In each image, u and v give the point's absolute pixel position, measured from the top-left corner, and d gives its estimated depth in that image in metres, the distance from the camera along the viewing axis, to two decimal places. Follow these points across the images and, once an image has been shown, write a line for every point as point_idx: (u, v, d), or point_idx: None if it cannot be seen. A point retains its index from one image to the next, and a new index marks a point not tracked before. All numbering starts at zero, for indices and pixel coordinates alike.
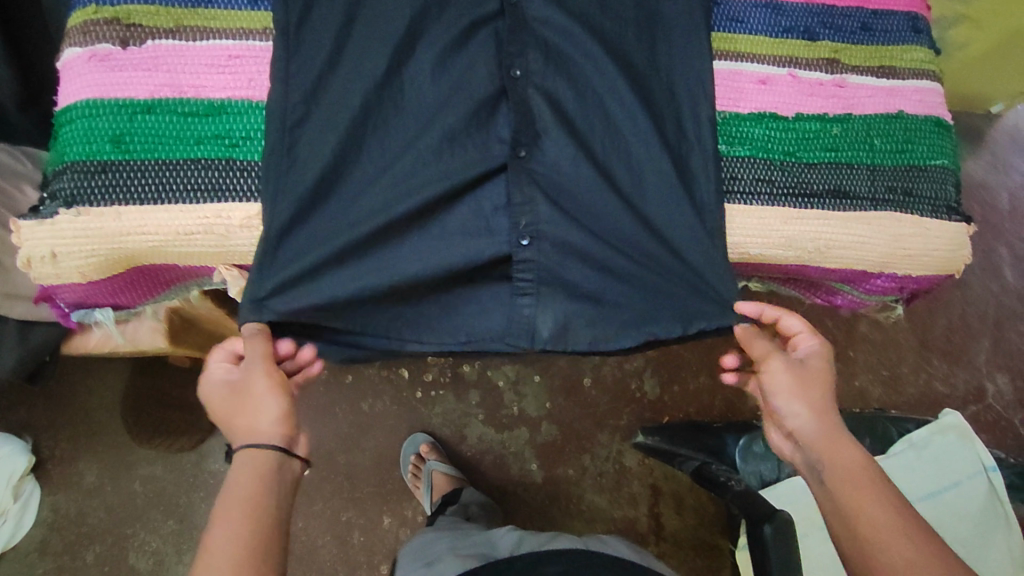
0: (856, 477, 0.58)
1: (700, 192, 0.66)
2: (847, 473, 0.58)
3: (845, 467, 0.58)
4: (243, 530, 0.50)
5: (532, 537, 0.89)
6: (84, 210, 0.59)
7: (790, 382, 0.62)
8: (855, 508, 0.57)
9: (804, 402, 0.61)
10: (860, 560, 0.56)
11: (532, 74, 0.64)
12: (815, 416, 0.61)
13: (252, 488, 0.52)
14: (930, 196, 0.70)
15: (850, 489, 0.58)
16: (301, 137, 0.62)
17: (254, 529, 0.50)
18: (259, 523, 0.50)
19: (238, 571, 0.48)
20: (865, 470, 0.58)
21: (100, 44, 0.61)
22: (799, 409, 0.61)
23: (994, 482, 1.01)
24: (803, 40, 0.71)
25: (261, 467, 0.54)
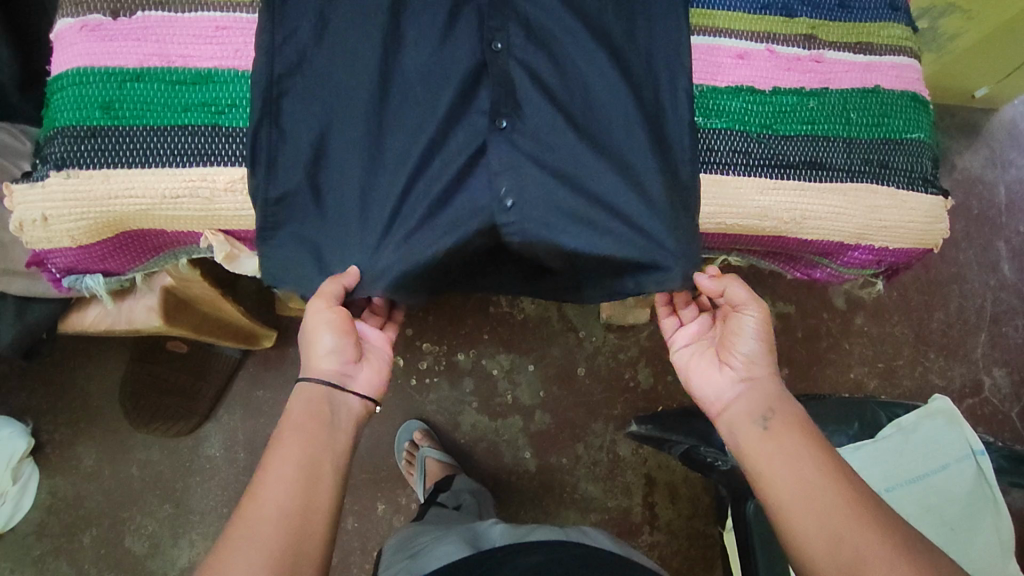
0: (803, 432, 0.64)
1: (676, 165, 0.67)
2: (792, 426, 0.64)
3: (792, 420, 0.65)
4: (303, 447, 0.60)
5: (514, 529, 0.89)
6: (74, 172, 0.62)
7: (761, 328, 0.68)
8: (797, 454, 0.62)
9: (764, 349, 0.68)
10: (788, 491, 0.60)
11: (513, 47, 0.65)
12: (770, 365, 0.69)
13: (308, 423, 0.62)
14: (905, 168, 0.71)
15: (794, 440, 0.63)
16: (285, 105, 0.64)
17: (310, 455, 0.60)
18: (314, 452, 0.60)
19: (301, 473, 0.58)
20: (804, 427, 0.64)
21: (91, 15, 0.63)
22: (758, 352, 0.68)
23: (983, 465, 0.96)
24: (781, 16, 0.72)
25: (320, 402, 0.64)
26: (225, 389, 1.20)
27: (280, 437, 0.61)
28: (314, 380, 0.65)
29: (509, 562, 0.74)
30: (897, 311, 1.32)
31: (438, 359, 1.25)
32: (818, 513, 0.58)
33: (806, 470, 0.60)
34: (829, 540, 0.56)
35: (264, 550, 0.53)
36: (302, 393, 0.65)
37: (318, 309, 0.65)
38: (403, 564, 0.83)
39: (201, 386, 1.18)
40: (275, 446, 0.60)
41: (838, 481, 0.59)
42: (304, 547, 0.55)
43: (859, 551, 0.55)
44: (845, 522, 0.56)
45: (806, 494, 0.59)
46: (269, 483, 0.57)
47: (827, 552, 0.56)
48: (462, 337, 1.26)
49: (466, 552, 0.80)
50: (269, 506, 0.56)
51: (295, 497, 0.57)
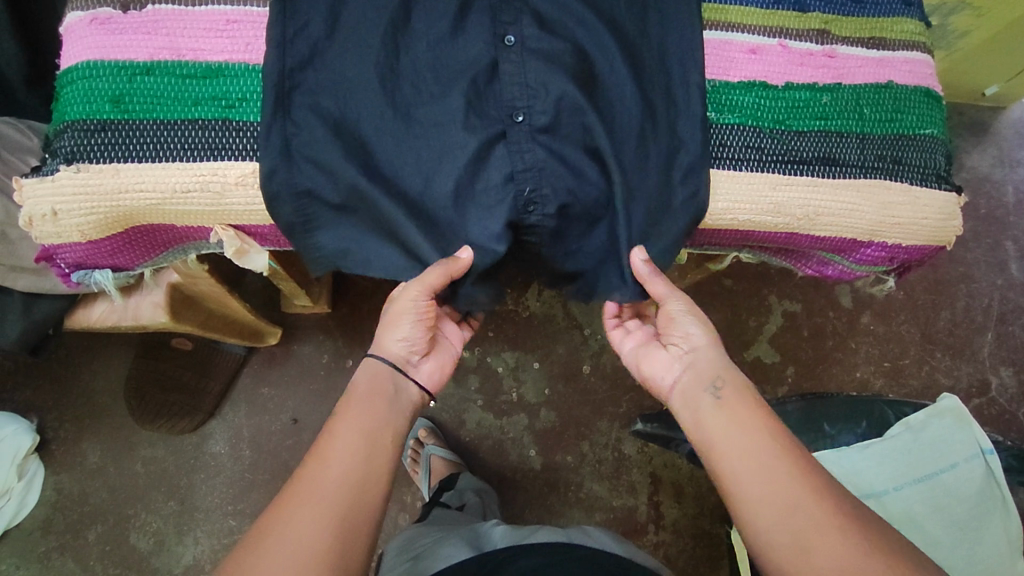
0: (763, 406, 0.64)
1: (688, 161, 0.67)
2: (740, 395, 0.65)
3: (740, 388, 0.66)
4: (363, 421, 0.62)
5: (515, 529, 0.89)
6: (83, 166, 0.62)
7: (688, 310, 0.72)
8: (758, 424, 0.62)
9: (702, 325, 0.71)
10: (746, 457, 0.60)
11: (525, 40, 0.64)
12: (711, 339, 0.71)
13: (373, 397, 0.65)
14: (918, 164, 0.71)
15: (744, 409, 0.64)
16: (296, 98, 0.63)
17: (372, 431, 0.62)
18: (376, 429, 0.62)
19: (363, 445, 0.60)
20: (752, 396, 0.65)
21: (101, 8, 0.63)
22: (695, 327, 0.71)
23: (992, 464, 0.96)
24: (793, 11, 0.72)
25: (383, 381, 0.68)
26: (230, 386, 1.20)
27: (346, 411, 0.63)
28: (383, 359, 0.69)
29: (511, 564, 0.73)
30: (903, 310, 1.32)
31: None
32: (770, 481, 0.58)
33: (758, 438, 0.61)
34: (781, 507, 0.56)
35: (325, 514, 0.55)
36: (369, 367, 0.69)
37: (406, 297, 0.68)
38: (405, 567, 0.82)
39: (206, 383, 1.17)
40: (340, 418, 0.63)
41: (789, 450, 0.60)
42: (362, 518, 0.56)
43: (809, 516, 0.55)
44: (795, 490, 0.57)
45: (757, 460, 0.59)
46: (332, 451, 0.59)
47: (778, 519, 0.56)
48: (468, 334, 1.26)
49: (469, 555, 0.79)
50: (332, 473, 0.57)
51: (358, 467, 0.59)
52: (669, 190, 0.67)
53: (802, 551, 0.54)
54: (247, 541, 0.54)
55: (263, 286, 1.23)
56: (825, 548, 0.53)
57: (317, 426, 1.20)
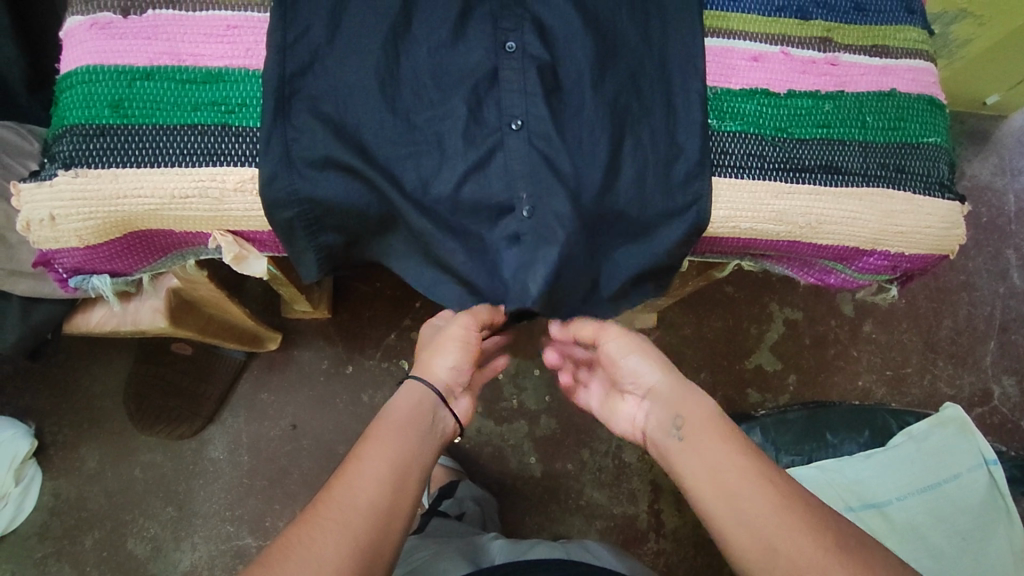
0: (727, 435, 0.61)
1: (689, 167, 0.66)
2: (704, 426, 0.62)
3: (702, 420, 0.63)
4: (396, 448, 0.61)
5: (514, 544, 0.88)
6: (82, 171, 0.61)
7: (624, 345, 0.69)
8: (724, 457, 0.59)
9: (642, 360, 0.68)
10: (720, 497, 0.57)
11: (526, 46, 0.64)
12: (659, 370, 0.68)
13: (410, 424, 0.64)
14: (921, 173, 0.70)
15: (709, 445, 0.60)
16: (297, 103, 0.63)
17: (403, 455, 0.61)
18: (407, 453, 0.61)
19: (395, 471, 0.59)
20: (718, 422, 0.62)
21: (102, 13, 0.63)
22: (651, 367, 0.68)
23: (995, 475, 0.95)
24: (796, 18, 0.71)
25: (426, 408, 0.66)
26: (229, 391, 1.20)
27: (374, 433, 0.62)
28: (431, 390, 0.67)
29: None
30: (905, 318, 1.31)
31: None
32: (743, 522, 0.55)
33: (727, 476, 0.58)
34: (759, 546, 0.54)
35: (350, 534, 0.54)
36: (409, 392, 0.67)
37: (455, 332, 0.69)
38: None
39: (205, 388, 1.17)
40: (368, 439, 0.62)
41: (760, 482, 0.57)
42: (385, 544, 0.56)
43: (787, 554, 0.53)
44: (773, 529, 0.54)
45: (729, 501, 0.57)
46: (361, 471, 0.58)
47: (759, 561, 0.54)
48: None
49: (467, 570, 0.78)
50: (361, 495, 0.56)
51: (386, 491, 0.58)
52: (669, 197, 0.66)
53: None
54: (268, 554, 0.53)
55: (263, 291, 1.23)
56: None
57: (316, 432, 1.20)
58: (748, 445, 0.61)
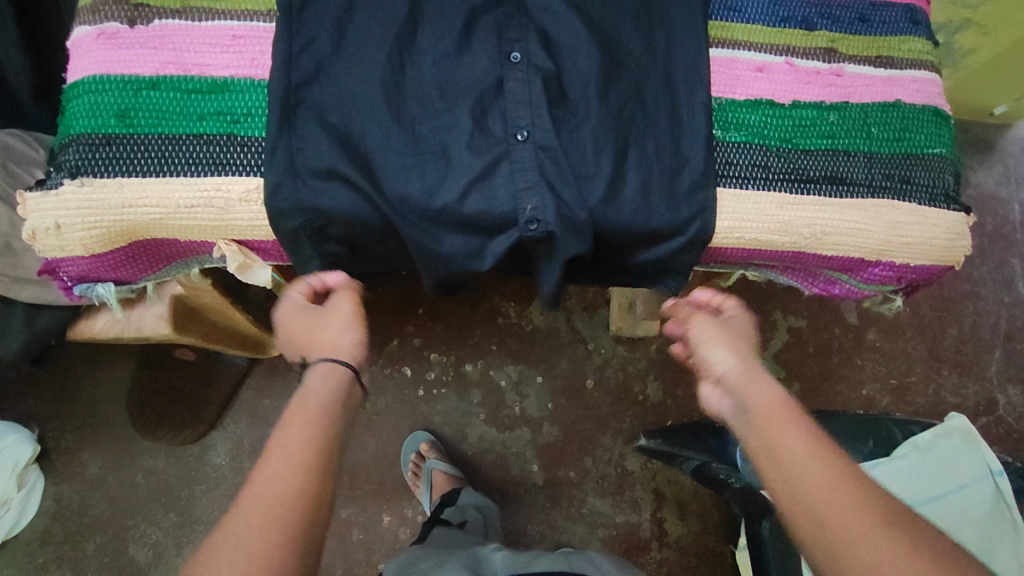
0: (784, 413, 0.59)
1: (695, 178, 0.66)
2: (772, 411, 0.59)
3: (771, 406, 0.59)
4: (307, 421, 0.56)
5: (517, 557, 0.87)
6: (88, 180, 0.62)
7: (712, 331, 0.66)
8: (778, 435, 0.57)
9: (729, 350, 0.65)
10: (773, 474, 0.56)
11: (531, 57, 0.64)
12: (743, 359, 0.64)
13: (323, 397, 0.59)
14: (927, 184, 0.70)
15: (774, 425, 0.58)
16: (302, 113, 0.63)
17: (327, 438, 0.56)
18: (328, 434, 0.56)
19: (309, 440, 0.54)
20: (785, 407, 0.59)
21: (108, 23, 0.63)
22: (729, 356, 0.64)
23: (1001, 487, 0.93)
24: (800, 29, 0.71)
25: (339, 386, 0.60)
26: (232, 397, 1.20)
27: (292, 417, 0.56)
28: (341, 363, 0.62)
29: None
30: (909, 327, 1.31)
31: (446, 369, 1.23)
32: (797, 497, 0.53)
33: (786, 453, 0.56)
34: (808, 519, 0.52)
35: (280, 526, 0.49)
36: (324, 374, 0.60)
37: (341, 301, 0.66)
38: None
39: (208, 394, 1.17)
40: (286, 424, 0.55)
41: (817, 457, 0.55)
42: (312, 535, 0.51)
43: (835, 526, 0.51)
44: (824, 503, 0.52)
45: (784, 475, 0.55)
46: (282, 459, 0.52)
47: (812, 536, 0.52)
48: (471, 348, 1.24)
49: None
50: (284, 485, 0.51)
51: (310, 477, 0.52)
52: (674, 207, 0.66)
53: (832, 563, 0.50)
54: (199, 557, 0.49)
55: None
56: (862, 559, 0.49)
57: None
58: (810, 426, 0.58)
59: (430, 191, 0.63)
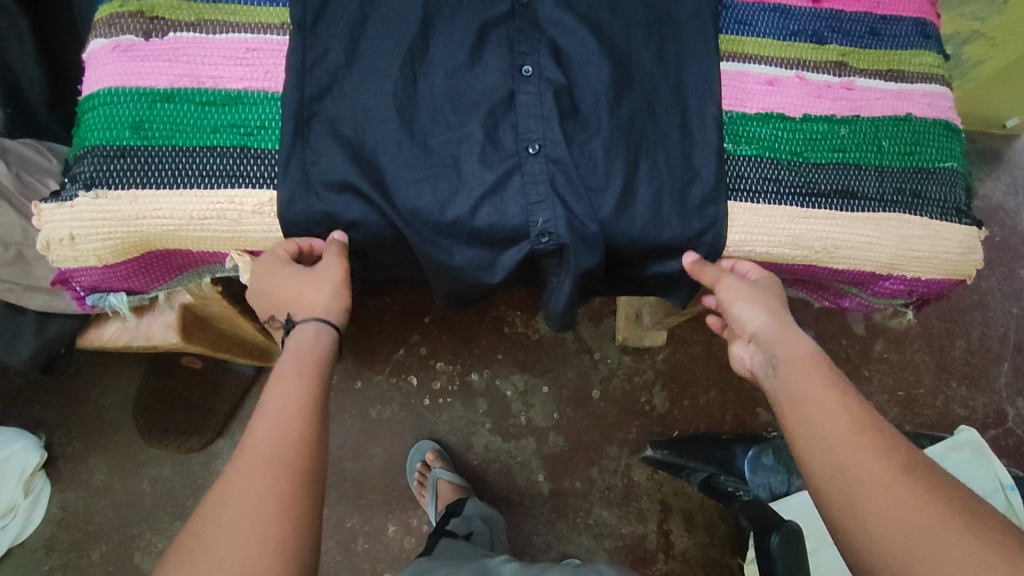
0: (813, 368, 0.58)
1: (706, 193, 0.66)
2: (803, 366, 0.58)
3: (802, 362, 0.59)
4: (291, 378, 0.55)
5: (527, 570, 0.87)
6: (102, 193, 0.62)
7: (743, 294, 0.63)
8: (806, 391, 0.57)
9: (760, 308, 0.63)
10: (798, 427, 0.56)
11: (542, 70, 0.64)
12: (774, 318, 0.62)
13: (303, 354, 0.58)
14: (938, 198, 0.70)
15: (804, 378, 0.57)
16: (314, 126, 0.64)
17: (314, 391, 0.55)
18: (319, 389, 0.55)
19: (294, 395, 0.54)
20: (817, 361, 0.58)
21: (124, 36, 0.63)
22: (761, 317, 0.62)
23: (1013, 501, 0.94)
24: (811, 43, 0.71)
25: (327, 345, 0.60)
26: (238, 405, 1.20)
27: (284, 372, 0.56)
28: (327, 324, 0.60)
29: None
30: (918, 339, 1.30)
31: (451, 378, 1.23)
32: (823, 445, 0.53)
33: (813, 406, 0.55)
34: (830, 470, 0.52)
35: (282, 477, 0.49)
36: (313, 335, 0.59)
37: (330, 266, 0.61)
38: None
39: (215, 403, 1.18)
40: (278, 380, 0.55)
41: (843, 411, 0.54)
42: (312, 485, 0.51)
43: (856, 475, 0.51)
44: (848, 453, 0.52)
45: (808, 426, 0.55)
46: (270, 417, 0.52)
47: (833, 486, 0.52)
48: (477, 357, 1.24)
49: None
50: (281, 438, 0.51)
51: (305, 430, 0.52)
52: (685, 220, 0.66)
53: (858, 521, 0.50)
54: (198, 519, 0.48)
55: None
56: (884, 508, 0.49)
57: None
58: (841, 378, 0.58)
59: (441, 205, 0.63)
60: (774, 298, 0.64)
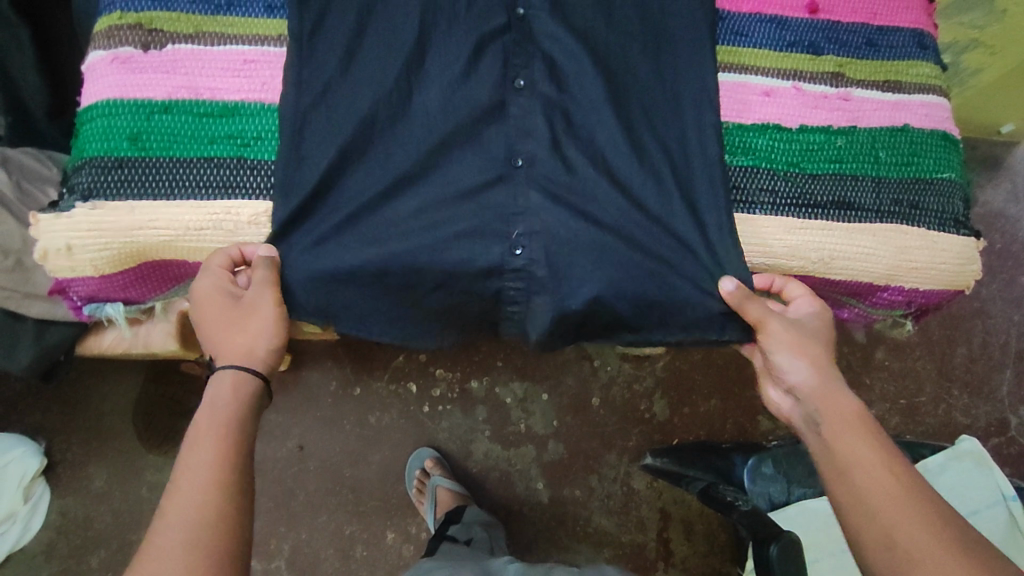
0: (853, 425, 0.61)
1: (702, 204, 0.66)
2: (849, 424, 0.61)
3: (849, 421, 0.62)
4: (217, 433, 0.57)
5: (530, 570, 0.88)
6: (100, 204, 0.62)
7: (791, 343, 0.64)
8: (848, 452, 0.60)
9: (807, 359, 0.64)
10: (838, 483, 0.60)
11: (535, 85, 0.65)
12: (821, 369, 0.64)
13: (224, 405, 0.59)
14: (936, 209, 0.70)
15: (845, 436, 0.61)
16: (309, 137, 0.64)
17: (237, 444, 0.58)
18: (237, 450, 0.57)
19: (220, 447, 0.56)
20: (861, 419, 0.62)
21: (123, 48, 0.64)
22: (805, 368, 0.64)
23: (1015, 512, 0.93)
24: (808, 54, 0.71)
25: (249, 389, 0.61)
26: None
27: (197, 437, 0.57)
28: (250, 368, 0.62)
29: None
30: (919, 347, 1.29)
31: (451, 386, 1.23)
32: (865, 505, 0.57)
33: (857, 465, 0.59)
34: (875, 532, 0.56)
35: (210, 539, 0.52)
36: (233, 379, 0.61)
37: (262, 302, 0.62)
38: None
39: None
40: (192, 445, 0.56)
41: (886, 473, 0.58)
42: (237, 538, 0.54)
43: (902, 542, 0.54)
44: (891, 516, 0.56)
45: (851, 488, 0.59)
46: (191, 476, 0.54)
47: (876, 546, 0.56)
48: (476, 364, 1.24)
49: None
50: (200, 509, 0.53)
51: (224, 495, 0.54)
52: (684, 231, 0.65)
53: None
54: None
55: None
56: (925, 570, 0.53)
57: (322, 454, 1.19)
58: (881, 436, 0.61)
59: (436, 215, 0.63)
60: (820, 342, 0.66)
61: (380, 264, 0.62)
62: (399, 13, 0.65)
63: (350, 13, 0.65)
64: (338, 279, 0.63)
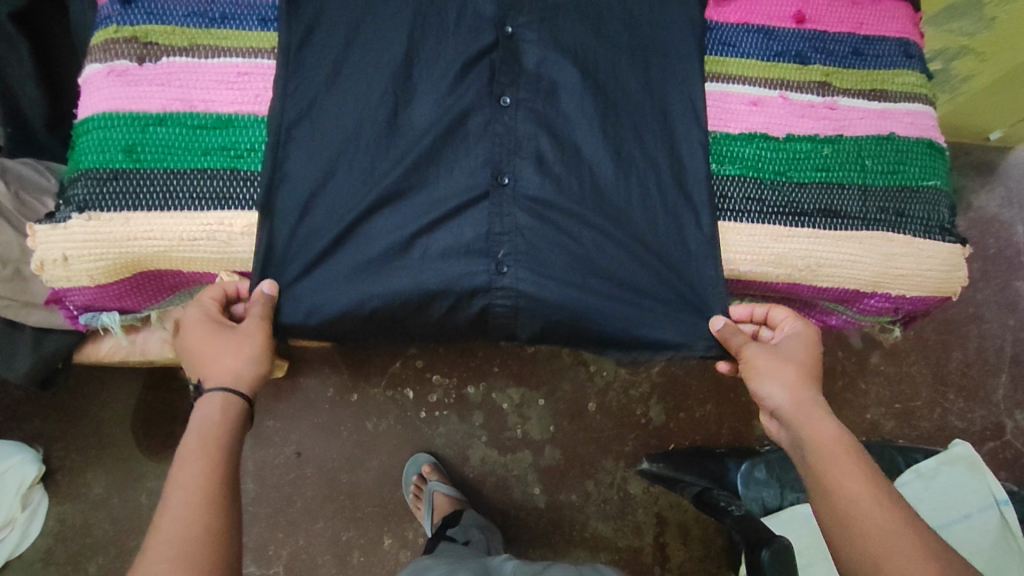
0: (837, 455, 0.61)
1: (689, 213, 0.67)
2: (834, 454, 0.61)
3: (833, 451, 0.61)
4: (200, 455, 0.58)
5: (527, 565, 0.88)
6: (95, 215, 0.63)
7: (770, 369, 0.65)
8: (835, 483, 0.60)
9: (788, 385, 0.64)
10: (827, 511, 0.60)
11: (523, 100, 0.66)
12: (803, 395, 0.64)
13: (206, 428, 0.60)
14: (922, 216, 0.71)
15: (830, 467, 0.61)
16: (302, 150, 0.65)
17: (224, 461, 0.58)
18: (224, 469, 0.58)
19: (207, 466, 0.57)
20: (848, 448, 0.61)
21: (119, 61, 0.65)
22: (786, 395, 0.64)
23: (1006, 516, 0.95)
24: (794, 63, 0.72)
25: (235, 412, 0.62)
26: None
27: (184, 456, 0.58)
28: (238, 391, 0.62)
29: None
30: (914, 351, 1.30)
31: (448, 392, 1.23)
32: (857, 536, 0.58)
33: (845, 497, 0.59)
34: (867, 563, 0.57)
35: (198, 556, 0.53)
36: (220, 404, 0.61)
37: (252, 330, 0.62)
38: None
39: None
40: (179, 464, 0.57)
41: (878, 505, 0.58)
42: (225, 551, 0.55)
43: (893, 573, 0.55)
44: (882, 548, 0.56)
45: (842, 521, 0.59)
46: (179, 495, 0.55)
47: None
48: (473, 370, 1.24)
49: None
50: (186, 526, 0.54)
51: (212, 513, 0.55)
52: (668, 241, 0.67)
53: None
54: None
55: None
56: None
57: (320, 461, 1.20)
58: (870, 466, 0.61)
59: (426, 226, 0.64)
60: (802, 367, 0.66)
61: (372, 274, 0.63)
62: (389, 27, 0.66)
63: (341, 28, 0.66)
64: (330, 293, 0.64)
